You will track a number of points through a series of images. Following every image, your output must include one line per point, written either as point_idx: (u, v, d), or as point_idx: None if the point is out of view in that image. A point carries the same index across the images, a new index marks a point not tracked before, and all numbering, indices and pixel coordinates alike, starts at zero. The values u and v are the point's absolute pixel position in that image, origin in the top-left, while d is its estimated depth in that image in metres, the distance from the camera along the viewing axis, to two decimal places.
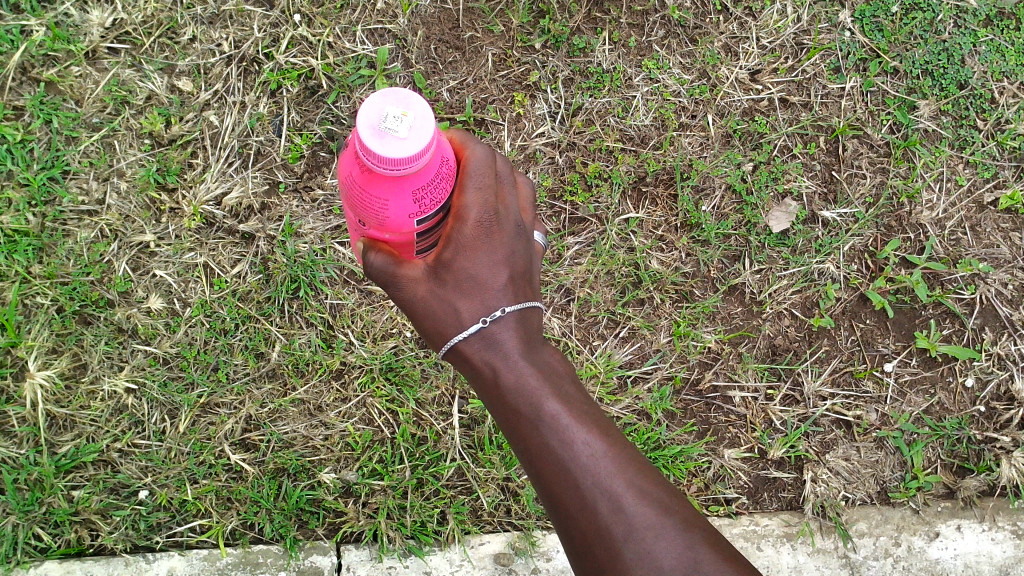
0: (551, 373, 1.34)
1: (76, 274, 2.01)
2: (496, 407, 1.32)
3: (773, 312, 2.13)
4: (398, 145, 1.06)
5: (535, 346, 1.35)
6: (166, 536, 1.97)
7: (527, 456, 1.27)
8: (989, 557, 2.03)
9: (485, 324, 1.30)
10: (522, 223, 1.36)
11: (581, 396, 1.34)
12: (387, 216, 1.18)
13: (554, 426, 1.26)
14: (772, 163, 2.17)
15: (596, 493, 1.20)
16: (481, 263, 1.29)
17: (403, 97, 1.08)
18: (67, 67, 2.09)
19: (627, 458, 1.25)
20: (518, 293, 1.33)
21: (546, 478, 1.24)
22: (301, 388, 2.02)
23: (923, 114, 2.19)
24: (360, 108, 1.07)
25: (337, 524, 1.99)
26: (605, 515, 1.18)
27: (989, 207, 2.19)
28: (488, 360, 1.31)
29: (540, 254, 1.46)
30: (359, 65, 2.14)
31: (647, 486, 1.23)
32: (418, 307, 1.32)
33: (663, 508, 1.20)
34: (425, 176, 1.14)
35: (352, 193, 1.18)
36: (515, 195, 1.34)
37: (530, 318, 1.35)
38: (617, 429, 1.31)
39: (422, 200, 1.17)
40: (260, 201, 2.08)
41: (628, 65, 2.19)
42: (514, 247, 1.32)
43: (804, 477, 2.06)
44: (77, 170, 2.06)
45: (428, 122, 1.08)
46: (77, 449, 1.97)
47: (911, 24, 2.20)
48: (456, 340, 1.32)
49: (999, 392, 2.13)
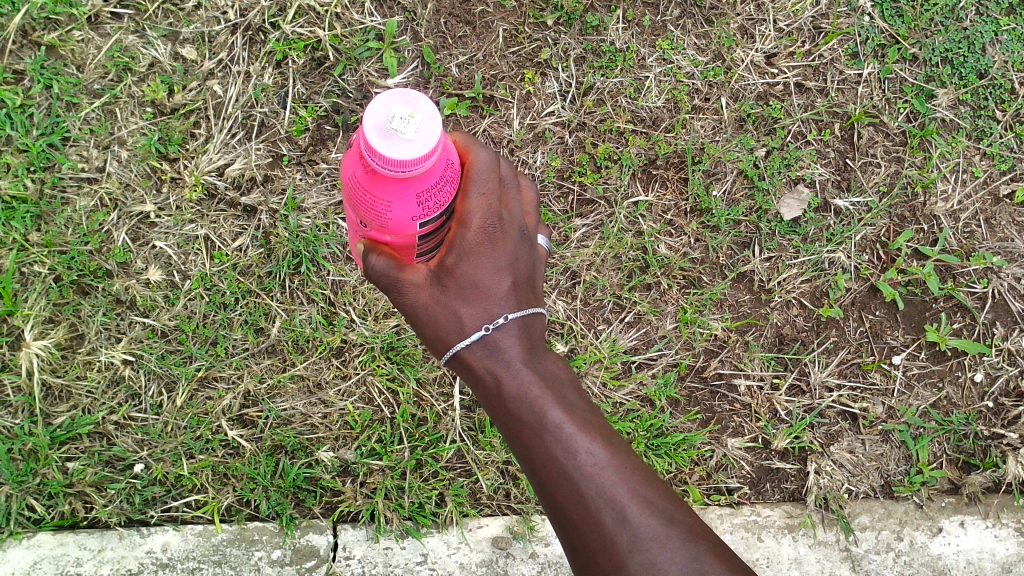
0: (553, 381, 1.32)
1: (74, 243, 1.97)
2: (497, 414, 1.30)
3: (782, 301, 2.09)
4: (404, 147, 1.02)
5: (536, 353, 1.33)
6: (161, 511, 1.95)
7: (529, 464, 1.25)
8: (992, 554, 2.01)
9: (488, 332, 1.28)
10: (525, 227, 1.33)
11: (583, 404, 1.32)
12: (390, 217, 1.14)
13: (556, 434, 1.24)
14: (785, 149, 2.12)
15: (599, 503, 1.18)
16: (484, 269, 1.26)
17: (409, 97, 1.04)
18: (68, 31, 2.04)
19: (630, 467, 1.23)
20: (520, 300, 1.31)
21: (549, 486, 1.22)
22: (301, 365, 2.00)
23: (941, 103, 2.14)
24: (367, 108, 1.03)
25: (334, 503, 1.97)
26: (609, 524, 1.16)
27: (1005, 199, 2.15)
28: (490, 368, 1.29)
29: (542, 257, 1.43)
30: (367, 37, 2.10)
31: (651, 496, 1.21)
32: (420, 313, 1.30)
33: (668, 518, 1.18)
34: (430, 179, 1.11)
35: (354, 194, 1.15)
36: (518, 201, 1.31)
37: (532, 324, 1.33)
38: (620, 439, 1.29)
39: (426, 203, 1.14)
40: (263, 173, 2.04)
41: (641, 45, 2.14)
42: (516, 253, 1.29)
43: (807, 468, 2.04)
44: (77, 137, 2.02)
45: (435, 124, 1.04)
46: (72, 421, 1.94)
47: (932, 10, 2.15)
48: (457, 347, 1.29)
49: (1008, 388, 2.10)
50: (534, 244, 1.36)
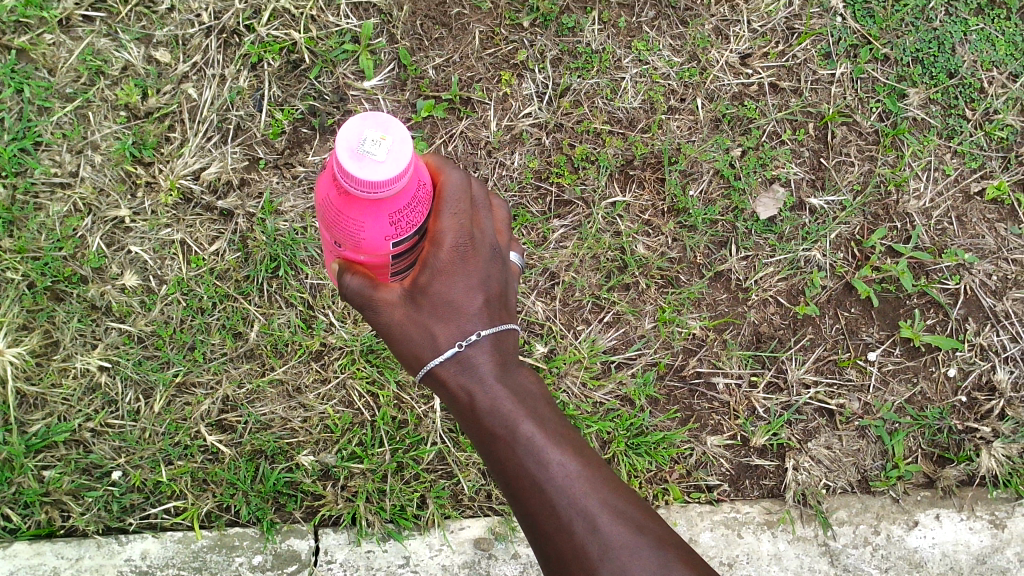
0: (526, 396, 1.33)
1: (48, 249, 1.95)
2: (471, 430, 1.31)
3: (759, 299, 2.11)
4: (376, 168, 1.02)
5: (509, 368, 1.34)
6: (139, 518, 1.93)
7: (504, 478, 1.27)
8: (967, 546, 2.04)
9: (461, 348, 1.29)
10: (498, 245, 1.34)
11: (555, 418, 1.34)
12: (363, 238, 1.14)
13: (529, 448, 1.25)
14: (760, 149, 2.14)
15: (571, 514, 1.20)
16: (457, 288, 1.27)
17: (382, 120, 1.04)
18: (39, 34, 2.02)
19: (601, 479, 1.25)
20: (493, 316, 1.31)
21: (523, 499, 1.24)
22: (280, 369, 1.98)
23: (912, 102, 2.17)
24: (339, 131, 1.04)
25: (315, 507, 1.97)
26: (581, 535, 1.18)
27: (976, 197, 2.18)
28: (463, 383, 1.30)
29: (515, 275, 1.44)
30: (343, 40, 2.09)
31: (622, 505, 1.23)
32: (395, 331, 1.30)
33: (638, 527, 1.20)
34: (402, 200, 1.11)
35: (328, 216, 1.15)
36: (490, 219, 1.31)
37: (505, 340, 1.33)
38: (591, 450, 1.32)
39: (399, 222, 1.14)
40: (239, 177, 2.03)
41: (617, 46, 2.15)
42: (489, 271, 1.30)
43: (785, 465, 2.06)
44: (49, 142, 2.00)
45: (407, 146, 1.05)
46: (47, 428, 1.92)
47: (903, 11, 2.18)
48: (431, 364, 1.30)
49: (980, 382, 2.14)
50: (507, 261, 1.37)
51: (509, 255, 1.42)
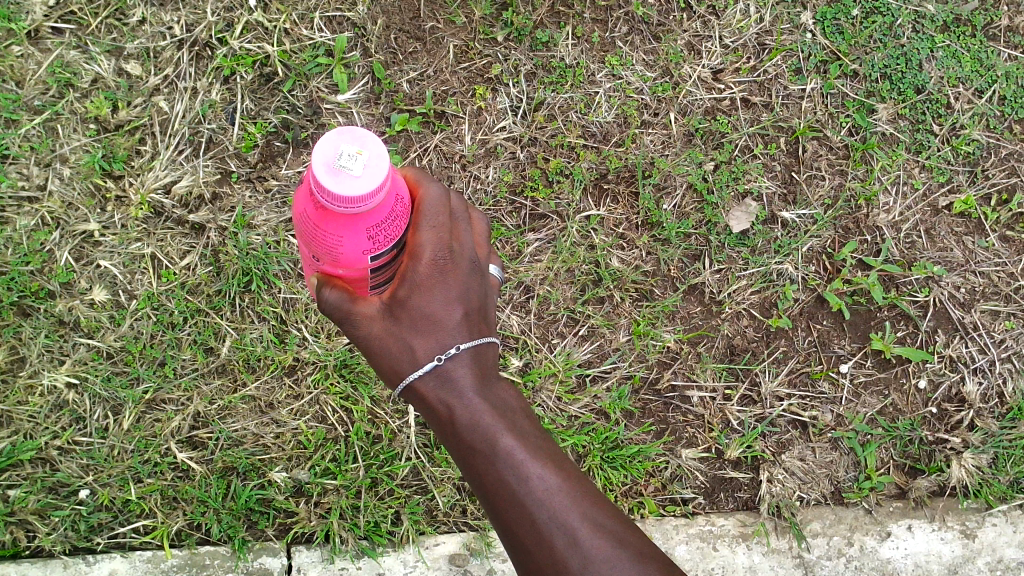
0: (505, 408, 1.32)
1: (14, 263, 1.93)
2: (450, 444, 1.30)
3: (732, 312, 2.13)
4: (353, 183, 1.02)
5: (489, 380, 1.33)
6: (108, 538, 1.90)
7: (483, 492, 1.26)
8: (939, 556, 2.06)
9: (440, 362, 1.28)
10: (477, 258, 1.33)
11: (535, 430, 1.33)
12: (341, 252, 1.13)
13: (510, 462, 1.25)
14: (732, 163, 2.16)
15: (553, 528, 1.20)
16: (436, 301, 1.26)
17: (358, 134, 1.04)
18: (7, 46, 2.00)
19: (582, 492, 1.25)
20: (473, 329, 1.31)
21: (503, 513, 1.23)
22: (252, 384, 1.96)
23: (881, 117, 2.20)
24: (314, 146, 1.03)
25: (288, 524, 1.94)
26: (562, 549, 1.18)
27: (944, 211, 2.21)
28: (443, 398, 1.29)
29: (495, 288, 1.43)
30: (316, 53, 2.09)
31: (603, 519, 1.23)
32: (374, 345, 1.29)
33: (618, 540, 1.21)
34: (380, 214, 1.10)
35: (305, 230, 1.14)
36: (470, 233, 1.31)
37: (485, 353, 1.32)
38: (572, 462, 1.31)
39: (377, 237, 1.13)
40: (211, 191, 2.01)
41: (591, 60, 2.17)
42: (468, 284, 1.29)
43: (760, 477, 2.07)
44: (16, 154, 1.97)
45: (383, 160, 1.05)
46: (13, 447, 1.89)
47: (871, 28, 2.22)
48: (411, 378, 1.29)
49: (950, 393, 2.16)
50: (486, 274, 1.36)
51: (488, 267, 1.41)
